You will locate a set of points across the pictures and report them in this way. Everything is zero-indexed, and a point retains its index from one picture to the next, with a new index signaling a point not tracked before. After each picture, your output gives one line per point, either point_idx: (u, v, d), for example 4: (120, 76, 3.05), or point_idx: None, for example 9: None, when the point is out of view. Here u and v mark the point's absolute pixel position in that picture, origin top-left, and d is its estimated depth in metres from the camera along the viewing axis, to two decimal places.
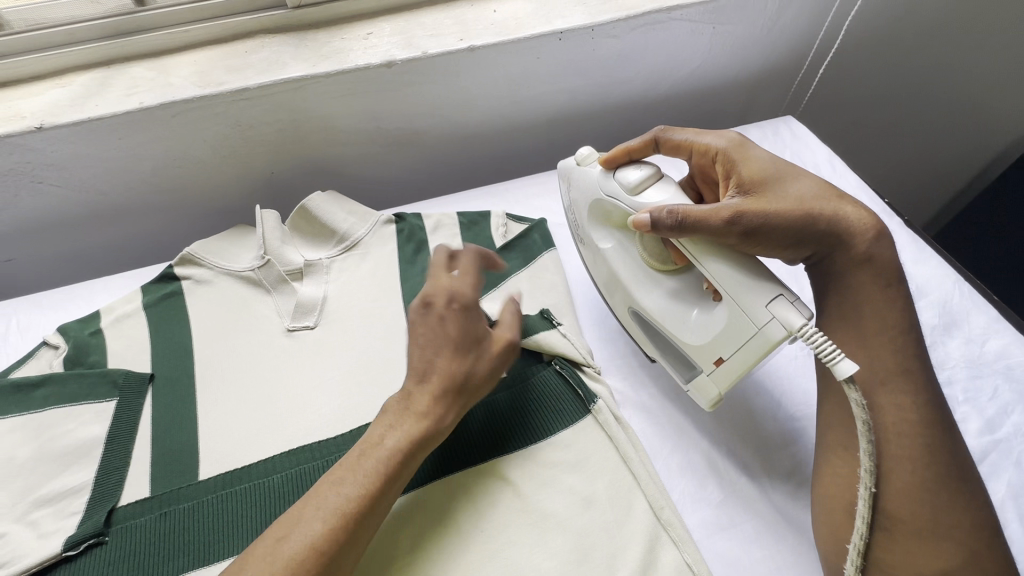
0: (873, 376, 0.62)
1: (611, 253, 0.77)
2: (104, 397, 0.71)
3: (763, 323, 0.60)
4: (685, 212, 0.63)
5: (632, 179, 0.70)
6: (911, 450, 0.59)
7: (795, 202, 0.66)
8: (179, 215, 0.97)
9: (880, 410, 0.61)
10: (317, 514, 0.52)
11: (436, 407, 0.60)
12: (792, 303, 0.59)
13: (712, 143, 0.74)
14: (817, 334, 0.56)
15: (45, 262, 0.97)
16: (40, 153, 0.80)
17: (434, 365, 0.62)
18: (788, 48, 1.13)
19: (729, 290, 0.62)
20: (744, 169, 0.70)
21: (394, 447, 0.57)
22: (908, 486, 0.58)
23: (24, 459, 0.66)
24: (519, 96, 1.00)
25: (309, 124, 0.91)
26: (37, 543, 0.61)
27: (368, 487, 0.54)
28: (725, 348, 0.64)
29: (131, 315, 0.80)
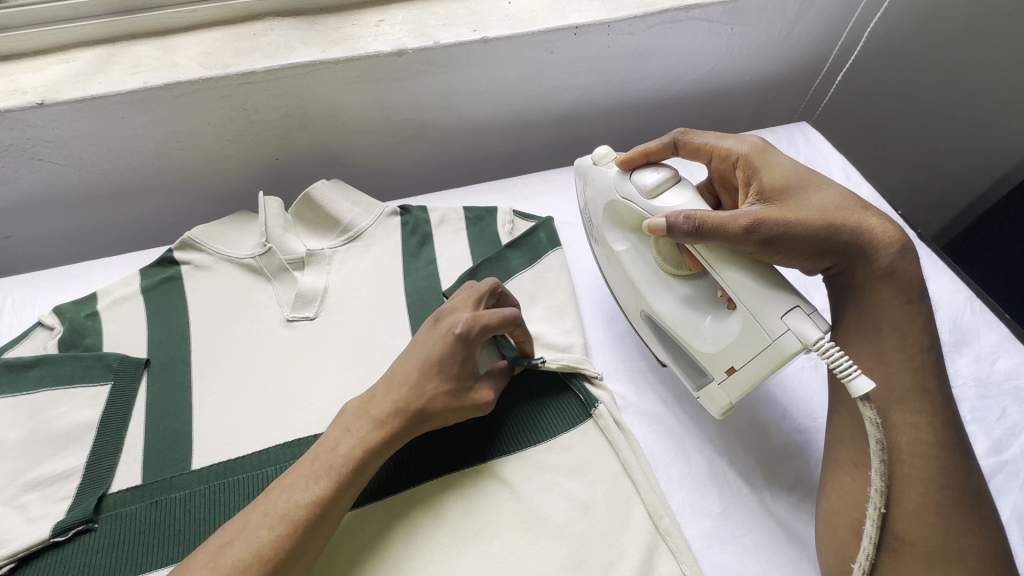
0: (888, 395, 0.62)
1: (624, 256, 0.74)
2: (98, 380, 0.70)
3: (778, 334, 0.59)
4: (704, 218, 0.62)
5: (649, 182, 0.68)
6: (921, 470, 0.58)
7: (817, 213, 0.65)
8: (181, 199, 0.96)
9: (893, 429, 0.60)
10: (265, 519, 0.53)
11: (392, 419, 0.61)
12: (809, 315, 0.59)
13: (733, 148, 0.72)
14: (835, 350, 0.56)
15: (43, 240, 0.95)
16: (41, 130, 0.79)
17: (402, 380, 0.63)
18: (806, 53, 1.11)
19: (744, 299, 0.62)
20: (766, 177, 0.69)
21: (347, 455, 0.58)
22: (917, 507, 0.57)
23: (15, 441, 0.65)
24: (531, 91, 0.98)
25: (316, 110, 0.89)
26: (26, 528, 0.60)
27: (318, 495, 0.55)
28: (738, 358, 0.64)
29: (129, 298, 0.79)
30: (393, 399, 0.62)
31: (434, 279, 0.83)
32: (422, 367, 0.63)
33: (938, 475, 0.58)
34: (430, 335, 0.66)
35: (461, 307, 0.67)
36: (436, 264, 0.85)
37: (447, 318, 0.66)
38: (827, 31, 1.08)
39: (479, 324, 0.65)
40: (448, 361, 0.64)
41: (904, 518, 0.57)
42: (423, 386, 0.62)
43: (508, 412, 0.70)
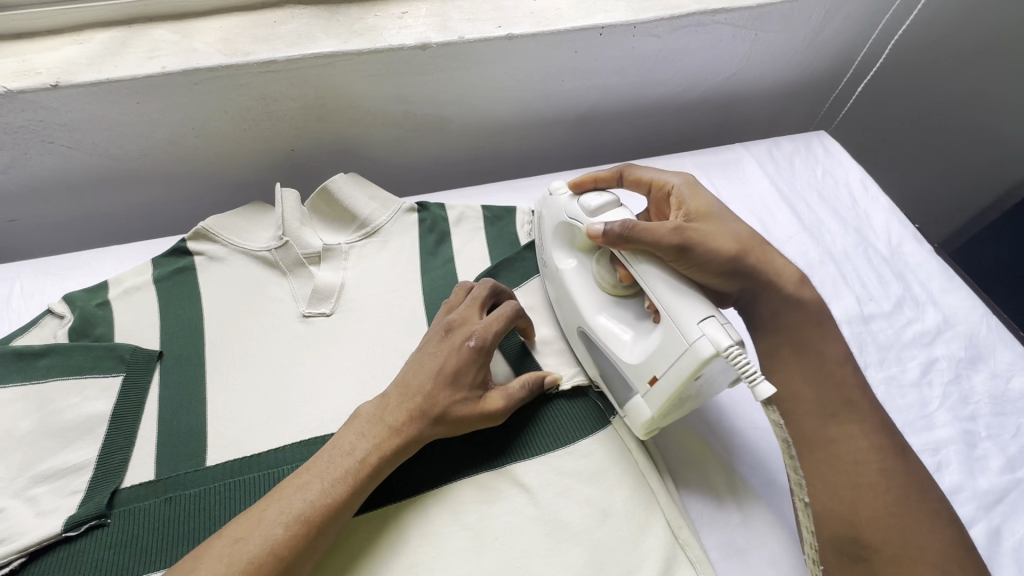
0: (823, 410, 0.64)
1: (568, 273, 0.75)
2: (111, 371, 0.69)
3: (693, 339, 0.58)
4: (633, 223, 0.65)
5: (591, 203, 0.70)
6: (869, 478, 0.61)
7: (734, 236, 0.69)
8: (192, 187, 0.94)
9: (833, 441, 0.63)
10: (279, 517, 0.53)
11: (409, 426, 0.61)
12: (723, 324, 0.59)
13: (669, 179, 0.77)
14: (743, 357, 0.55)
15: (51, 225, 0.93)
16: (53, 112, 0.77)
17: (420, 387, 0.63)
18: (827, 61, 1.10)
19: (669, 305, 0.61)
20: (694, 203, 0.73)
21: (364, 459, 0.58)
22: (873, 515, 0.59)
23: (25, 432, 0.63)
24: (553, 90, 0.97)
25: (335, 102, 0.87)
26: (36, 521, 0.58)
27: (332, 496, 0.55)
28: (659, 366, 0.62)
29: (141, 288, 0.77)
30: (409, 407, 0.62)
31: (451, 278, 0.82)
32: (438, 378, 0.64)
33: (885, 482, 0.61)
34: (441, 346, 0.67)
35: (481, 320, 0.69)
36: (453, 263, 0.84)
37: (462, 329, 0.68)
38: (849, 39, 1.07)
39: (491, 332, 0.67)
40: (465, 369, 0.65)
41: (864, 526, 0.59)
42: (440, 394, 0.63)
43: (527, 417, 0.69)
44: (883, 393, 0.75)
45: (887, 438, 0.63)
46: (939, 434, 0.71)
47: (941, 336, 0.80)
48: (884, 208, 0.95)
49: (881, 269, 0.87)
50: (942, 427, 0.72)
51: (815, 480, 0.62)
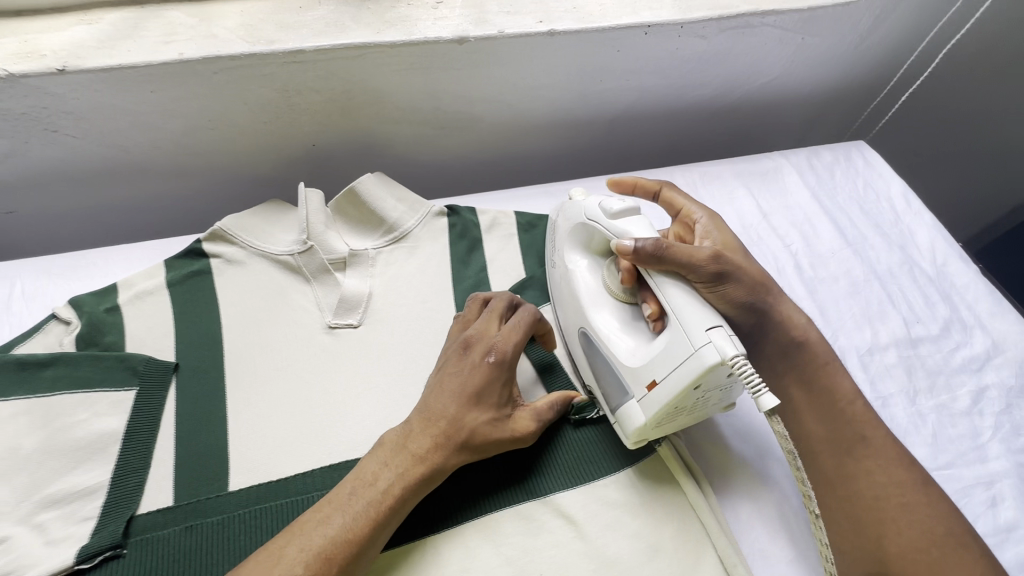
0: (835, 446, 0.61)
1: (578, 274, 0.70)
2: (122, 385, 0.64)
3: (698, 345, 0.53)
4: (671, 243, 0.58)
5: (617, 207, 0.65)
6: (889, 512, 0.57)
7: (757, 269, 0.64)
8: (205, 181, 0.88)
9: (850, 476, 0.59)
10: (299, 555, 0.49)
11: (434, 453, 0.57)
12: (730, 335, 0.53)
13: (699, 210, 0.72)
14: (749, 369, 0.51)
15: (51, 218, 0.87)
16: (59, 99, 0.71)
17: (443, 411, 0.59)
18: (868, 68, 1.06)
19: (676, 310, 0.56)
20: (720, 236, 0.68)
21: (389, 490, 0.54)
22: (899, 551, 0.55)
23: (30, 451, 0.58)
24: (589, 91, 0.92)
25: (362, 96, 0.82)
26: (45, 552, 0.54)
27: (355, 531, 0.52)
28: (661, 370, 0.57)
29: (153, 293, 0.72)
30: (434, 432, 0.58)
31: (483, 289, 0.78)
32: (464, 401, 0.59)
33: (908, 515, 0.56)
34: (461, 365, 0.61)
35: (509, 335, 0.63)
36: (486, 272, 0.79)
37: (480, 344, 0.62)
38: (894, 46, 1.03)
39: (510, 346, 0.62)
40: (492, 388, 0.61)
41: (892, 563, 0.55)
42: (468, 416, 0.59)
43: (570, 443, 0.65)
44: (934, 422, 0.72)
45: (908, 469, 0.59)
46: (992, 467, 0.69)
47: (992, 362, 0.78)
48: (927, 224, 0.92)
49: (927, 289, 0.85)
50: (994, 459, 0.70)
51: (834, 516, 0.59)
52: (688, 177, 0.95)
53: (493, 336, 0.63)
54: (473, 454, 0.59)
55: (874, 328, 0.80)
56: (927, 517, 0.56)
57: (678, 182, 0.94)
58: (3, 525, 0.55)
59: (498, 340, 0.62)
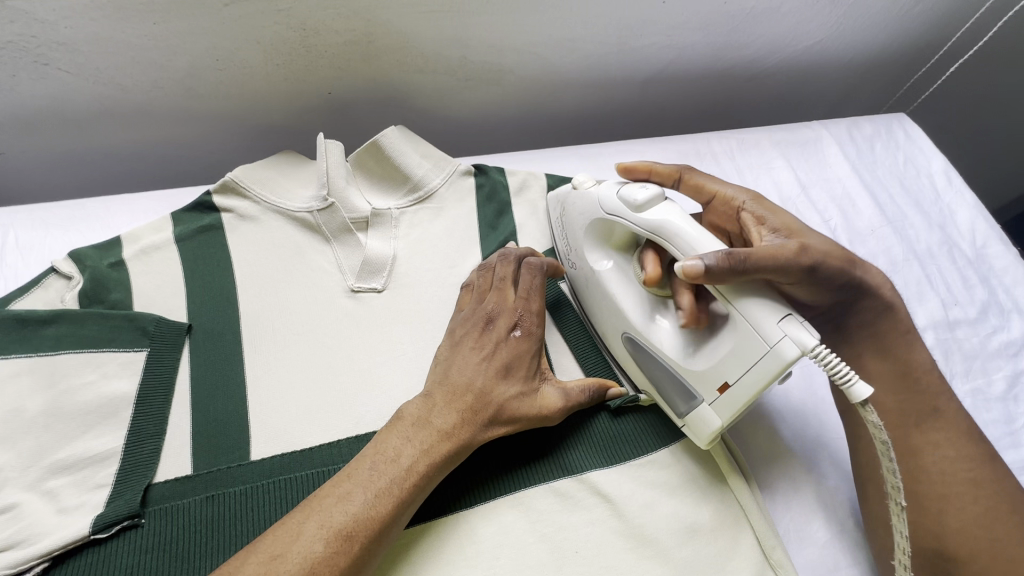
0: (904, 420, 0.60)
1: (608, 277, 0.66)
2: (132, 345, 0.60)
3: (774, 340, 0.51)
4: (740, 254, 0.52)
5: (639, 196, 0.60)
6: (953, 489, 0.56)
7: (837, 244, 0.60)
8: (209, 127, 0.81)
9: (916, 450, 0.58)
10: (319, 532, 0.46)
11: (460, 429, 0.54)
12: (803, 322, 0.51)
13: (736, 191, 0.67)
14: (836, 358, 0.49)
15: (43, 163, 0.80)
16: (50, 26, 0.63)
17: (470, 386, 0.56)
18: (915, 34, 1.01)
19: (745, 311, 0.53)
20: (776, 217, 0.63)
21: (413, 468, 0.50)
22: (961, 528, 0.55)
23: (35, 414, 0.54)
24: (627, 46, 0.85)
25: (385, 41, 0.75)
26: (57, 520, 0.51)
27: (378, 509, 0.48)
28: (733, 371, 0.54)
29: (161, 248, 0.66)
30: (458, 407, 0.54)
31: None
32: (487, 376, 0.57)
33: (974, 493, 0.56)
34: (484, 340, 0.59)
35: (529, 305, 0.62)
36: (515, 238, 0.75)
37: (502, 317, 0.60)
38: (945, 11, 0.97)
39: (535, 317, 0.61)
40: (516, 365, 0.58)
41: (953, 538, 0.55)
42: (493, 390, 0.56)
43: (606, 421, 0.63)
44: (970, 406, 0.71)
45: (975, 446, 0.58)
46: None
47: None
48: (970, 205, 0.88)
49: (965, 270, 0.82)
50: None
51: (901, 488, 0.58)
52: (725, 144, 0.90)
53: (512, 309, 0.61)
54: (496, 434, 0.56)
55: (911, 309, 0.78)
56: (989, 494, 0.56)
57: (714, 149, 0.89)
58: (11, 491, 0.51)
59: (520, 315, 0.61)
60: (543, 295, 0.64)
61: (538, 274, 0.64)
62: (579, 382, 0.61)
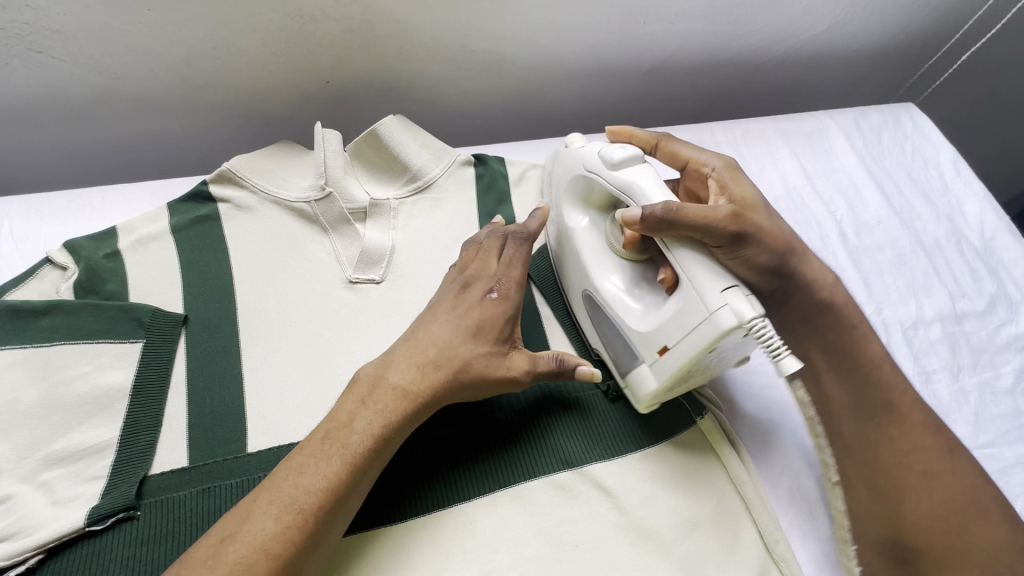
0: (857, 415, 0.58)
1: (578, 233, 0.65)
2: (128, 337, 0.59)
3: (714, 309, 0.50)
4: (672, 207, 0.53)
5: (617, 155, 0.59)
6: (910, 480, 0.55)
7: (780, 230, 0.59)
8: (207, 117, 0.80)
9: (874, 443, 0.57)
10: (270, 508, 0.45)
11: (416, 390, 0.52)
12: (748, 296, 0.50)
13: (709, 161, 0.65)
14: (769, 330, 0.48)
15: (40, 153, 0.80)
16: (44, 13, 0.63)
17: (430, 345, 0.54)
18: (924, 22, 0.99)
19: (690, 272, 0.53)
20: (738, 190, 0.62)
21: (365, 433, 0.49)
22: (918, 517, 0.54)
23: (30, 405, 0.54)
24: (630, 35, 0.84)
25: (384, 28, 0.74)
26: (52, 512, 0.50)
27: (330, 478, 0.47)
28: (673, 335, 0.54)
29: (157, 238, 0.66)
30: (417, 369, 0.53)
31: None
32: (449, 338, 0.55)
33: (931, 483, 0.55)
34: (457, 302, 0.58)
35: (509, 273, 0.60)
36: None
37: (478, 282, 0.59)
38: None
39: (511, 287, 0.59)
40: (489, 329, 0.56)
41: (910, 529, 0.54)
42: (455, 350, 0.54)
43: (607, 414, 0.62)
44: (977, 400, 0.70)
45: (934, 436, 0.57)
46: None
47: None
48: (978, 195, 0.87)
49: (973, 262, 0.81)
50: None
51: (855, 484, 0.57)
52: (729, 134, 0.88)
53: (492, 275, 0.60)
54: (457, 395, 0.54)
55: (919, 302, 0.76)
56: (950, 487, 0.55)
57: (718, 139, 0.88)
58: (5, 483, 0.51)
59: (500, 280, 0.59)
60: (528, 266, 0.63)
61: (524, 246, 0.63)
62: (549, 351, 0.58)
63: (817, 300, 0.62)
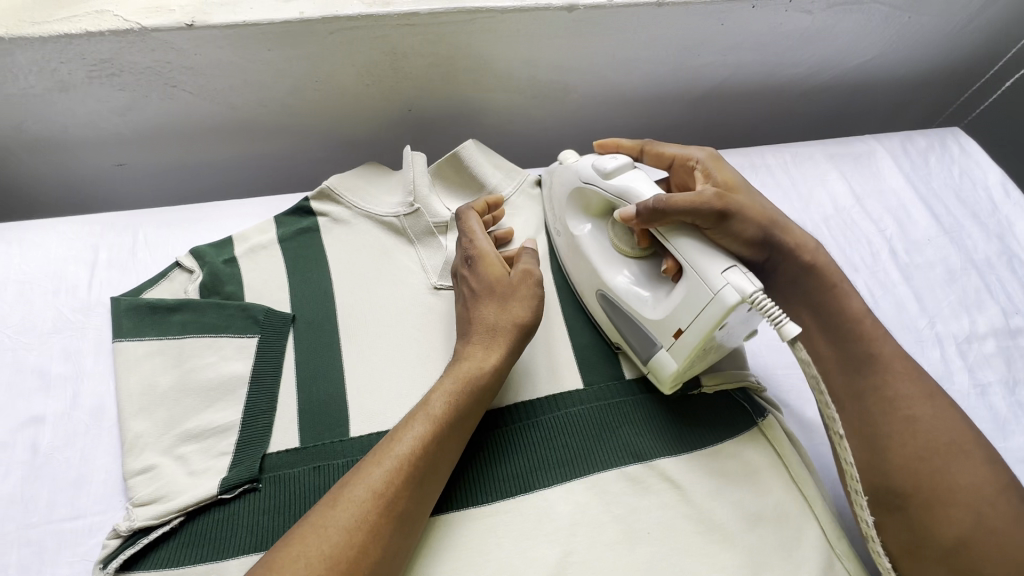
0: (846, 366, 0.61)
1: (585, 240, 0.71)
2: (245, 331, 0.67)
3: (718, 288, 0.56)
4: (661, 198, 0.60)
5: (609, 164, 0.66)
6: (895, 426, 0.57)
7: (762, 206, 0.64)
8: (302, 140, 0.90)
9: (862, 392, 0.59)
10: (378, 458, 0.54)
11: (482, 360, 0.61)
12: (746, 272, 0.56)
13: (693, 153, 0.71)
14: (769, 301, 0.54)
15: (158, 172, 0.90)
16: (182, 54, 0.73)
17: (476, 323, 0.64)
18: (967, 50, 1.03)
19: (691, 259, 0.59)
20: (722, 175, 0.68)
21: (445, 400, 0.58)
22: (905, 460, 0.55)
23: (168, 388, 0.62)
24: (685, 65, 0.90)
25: (465, 62, 0.82)
26: (190, 481, 0.58)
27: (421, 433, 0.55)
28: (684, 318, 0.59)
29: (267, 247, 0.74)
30: (478, 345, 0.62)
31: None
32: (484, 308, 0.65)
33: (912, 426, 0.56)
34: (457, 288, 0.70)
35: (474, 238, 0.70)
36: None
37: (457, 264, 0.70)
38: (996, 28, 1.00)
39: (477, 242, 0.69)
40: (487, 284, 0.66)
41: (897, 472, 0.55)
42: (488, 317, 0.64)
43: (673, 411, 0.67)
44: None
45: (917, 383, 0.59)
46: None
47: None
48: None
49: None
50: None
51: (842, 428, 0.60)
52: (779, 156, 0.93)
53: (463, 250, 0.70)
54: (517, 348, 0.63)
55: (971, 316, 0.79)
56: (932, 430, 0.56)
57: (769, 161, 0.92)
58: (150, 454, 0.59)
59: (473, 246, 0.69)
60: (481, 223, 0.72)
61: (468, 213, 0.72)
62: (520, 253, 0.70)
63: (796, 272, 0.65)
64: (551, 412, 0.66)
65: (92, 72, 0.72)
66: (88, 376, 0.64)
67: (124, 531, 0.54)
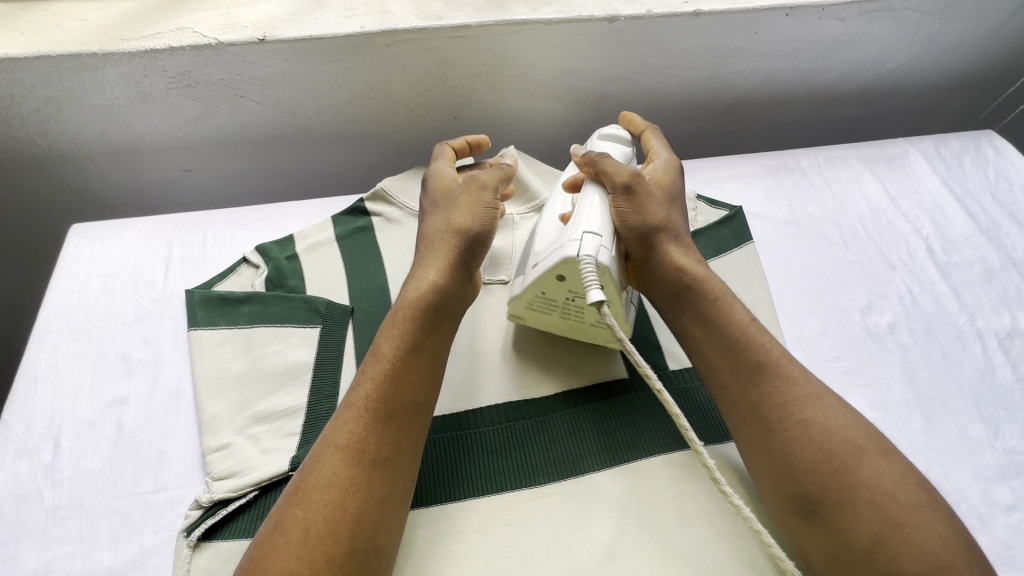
0: (739, 373, 0.59)
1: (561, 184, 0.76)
2: (308, 322, 0.71)
3: (570, 238, 0.60)
4: (603, 156, 0.68)
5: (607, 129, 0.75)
6: (790, 432, 0.54)
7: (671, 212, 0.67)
8: (352, 146, 0.95)
9: (757, 401, 0.57)
10: (340, 411, 0.57)
11: (425, 278, 0.63)
12: (601, 246, 0.59)
13: (659, 153, 0.75)
14: (590, 269, 0.57)
15: (219, 177, 0.97)
16: (252, 66, 0.78)
17: (422, 241, 0.67)
18: (998, 55, 1.04)
19: (576, 214, 0.63)
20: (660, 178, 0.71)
21: (392, 342, 0.60)
22: (808, 466, 0.52)
23: (240, 373, 0.67)
24: (718, 72, 0.94)
25: (508, 71, 0.87)
26: (262, 458, 0.61)
27: (374, 380, 0.58)
28: (541, 256, 0.64)
29: (325, 244, 0.79)
30: (421, 266, 0.65)
31: None
32: (427, 227, 0.68)
33: (809, 428, 0.54)
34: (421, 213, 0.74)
35: (438, 165, 0.74)
36: None
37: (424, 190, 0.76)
38: None
39: (438, 168, 0.73)
40: (436, 203, 0.69)
41: (807, 481, 0.52)
42: (433, 233, 0.67)
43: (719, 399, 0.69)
44: None
45: (807, 385, 0.56)
46: None
47: None
48: None
49: None
50: None
51: (739, 435, 0.58)
52: (812, 159, 0.96)
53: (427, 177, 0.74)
54: (463, 260, 0.65)
55: (1013, 313, 0.79)
56: (825, 428, 0.54)
57: (802, 163, 0.95)
58: (225, 433, 0.63)
59: (433, 167, 0.74)
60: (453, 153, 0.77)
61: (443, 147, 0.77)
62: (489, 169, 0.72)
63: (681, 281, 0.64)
64: (599, 400, 0.69)
65: (171, 85, 0.79)
66: (165, 362, 0.69)
67: (205, 502, 0.58)
